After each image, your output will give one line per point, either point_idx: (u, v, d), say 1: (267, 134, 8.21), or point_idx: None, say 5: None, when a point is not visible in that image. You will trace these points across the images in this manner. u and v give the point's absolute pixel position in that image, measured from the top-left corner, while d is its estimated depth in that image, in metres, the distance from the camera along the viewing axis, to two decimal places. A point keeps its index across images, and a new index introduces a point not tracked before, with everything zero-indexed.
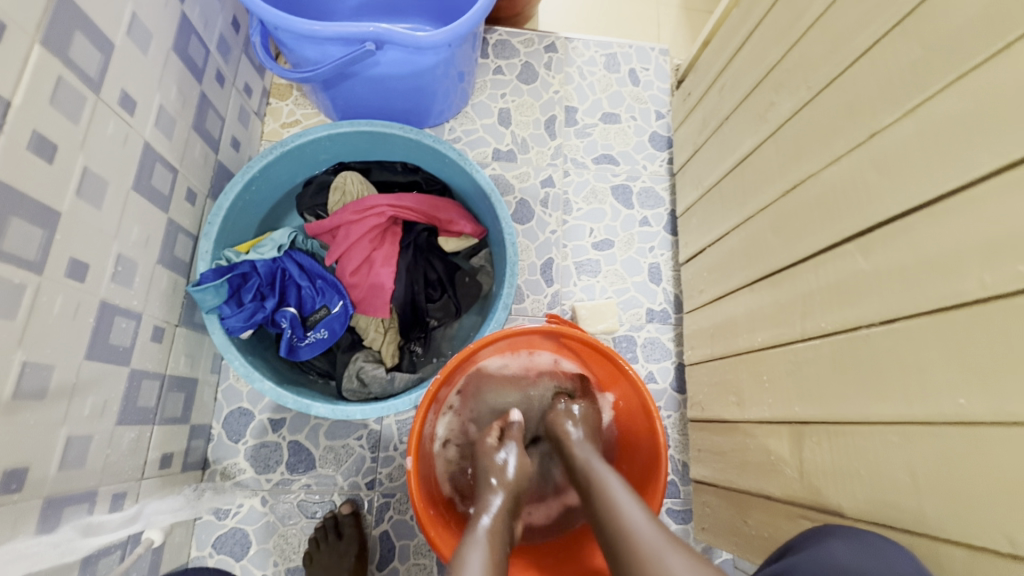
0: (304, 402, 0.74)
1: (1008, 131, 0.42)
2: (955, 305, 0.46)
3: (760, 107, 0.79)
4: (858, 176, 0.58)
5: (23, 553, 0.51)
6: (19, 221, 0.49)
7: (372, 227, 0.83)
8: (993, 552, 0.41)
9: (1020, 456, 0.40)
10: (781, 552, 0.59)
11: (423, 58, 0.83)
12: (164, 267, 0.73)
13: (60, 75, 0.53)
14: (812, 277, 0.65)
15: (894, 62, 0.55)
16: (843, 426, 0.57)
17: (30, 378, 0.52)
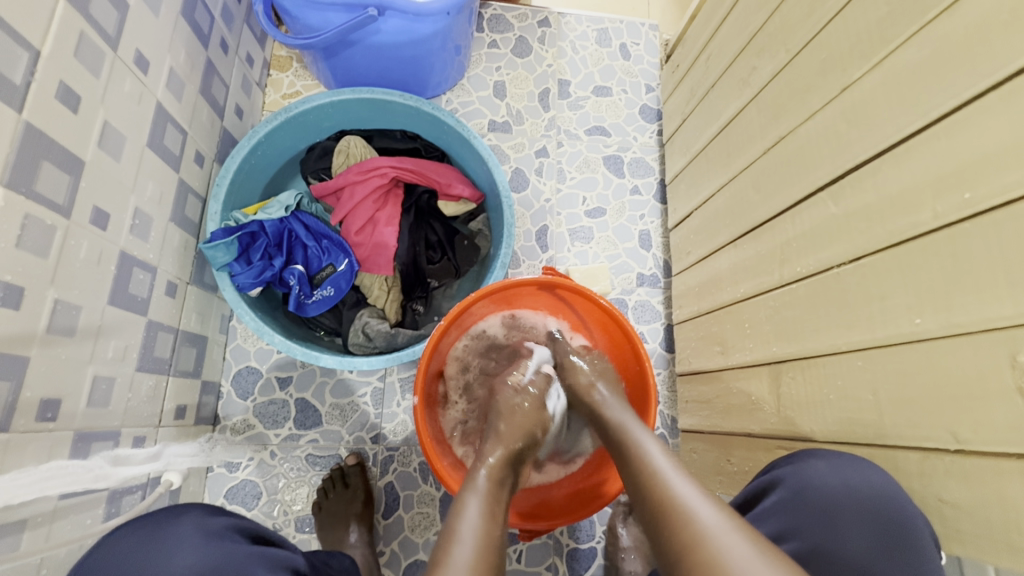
0: (313, 354, 0.78)
1: (961, 77, 0.47)
2: (916, 236, 0.51)
3: (743, 73, 0.84)
4: (831, 129, 0.63)
5: (57, 477, 0.55)
6: (49, 165, 0.52)
7: (375, 187, 0.88)
8: (942, 449, 0.48)
9: (972, 365, 0.45)
10: (767, 467, 0.63)
11: (422, 27, 0.86)
12: (176, 225, 0.75)
13: (83, 30, 0.55)
14: (789, 227, 0.69)
15: (863, 21, 0.59)
16: (816, 359, 0.62)
17: (61, 316, 0.55)
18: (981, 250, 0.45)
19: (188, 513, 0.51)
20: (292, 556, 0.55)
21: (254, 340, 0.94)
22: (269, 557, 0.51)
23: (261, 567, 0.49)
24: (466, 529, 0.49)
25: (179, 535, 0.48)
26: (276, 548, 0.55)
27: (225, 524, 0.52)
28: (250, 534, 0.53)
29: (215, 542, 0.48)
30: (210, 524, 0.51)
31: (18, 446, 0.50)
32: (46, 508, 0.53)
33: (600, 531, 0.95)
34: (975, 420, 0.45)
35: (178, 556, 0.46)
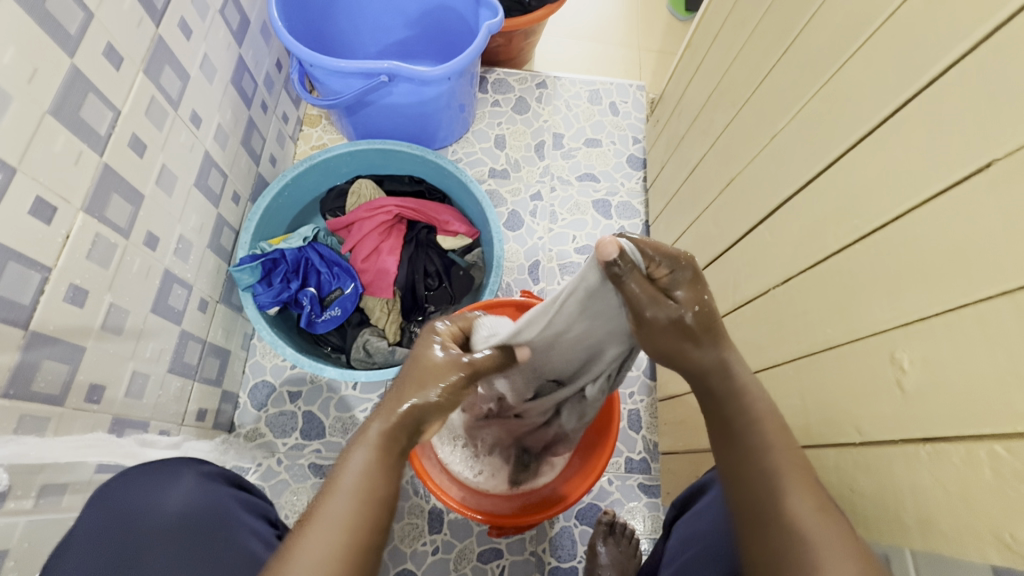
0: (318, 365, 0.88)
1: (847, 127, 0.57)
2: (822, 259, 0.59)
3: (704, 126, 0.95)
4: (764, 172, 0.73)
5: (96, 447, 0.65)
6: (117, 197, 0.66)
7: (380, 222, 1.02)
8: (849, 443, 0.54)
9: (864, 366, 0.52)
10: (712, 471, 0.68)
11: (428, 90, 1.02)
12: (212, 251, 0.89)
13: (153, 95, 0.71)
14: (739, 257, 0.78)
15: (782, 82, 0.71)
16: (759, 373, 0.69)
17: (114, 317, 0.67)
18: (868, 265, 0.52)
19: (189, 462, 0.61)
20: (264, 504, 0.66)
21: (271, 357, 1.05)
22: (246, 503, 0.62)
23: (240, 511, 0.60)
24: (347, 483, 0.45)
25: (179, 478, 0.58)
26: (252, 495, 0.66)
27: (213, 471, 0.62)
28: (233, 482, 0.64)
29: (206, 486, 0.59)
30: (203, 470, 0.61)
31: (69, 420, 0.61)
32: (83, 476, 0.63)
33: (582, 551, 0.98)
34: (871, 413, 0.51)
35: (177, 493, 0.57)
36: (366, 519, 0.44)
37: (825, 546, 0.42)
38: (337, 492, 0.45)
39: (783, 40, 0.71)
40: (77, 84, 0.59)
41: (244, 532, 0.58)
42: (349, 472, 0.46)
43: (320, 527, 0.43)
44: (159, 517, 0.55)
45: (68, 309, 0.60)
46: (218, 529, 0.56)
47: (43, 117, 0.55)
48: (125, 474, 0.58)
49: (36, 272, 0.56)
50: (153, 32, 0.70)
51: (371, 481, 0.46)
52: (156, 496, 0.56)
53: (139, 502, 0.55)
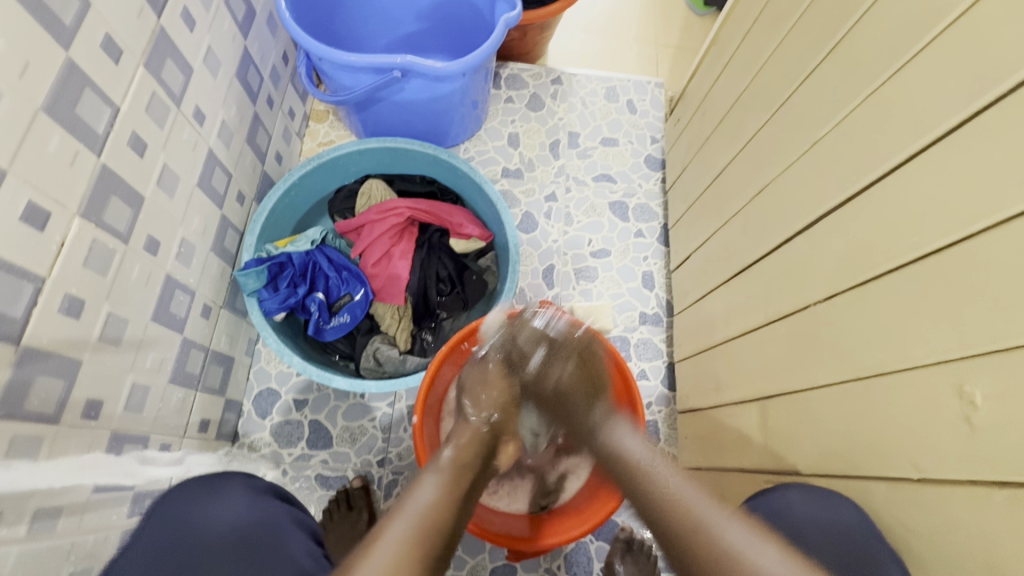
0: (326, 375, 0.84)
1: (905, 135, 0.53)
2: (875, 276, 0.55)
3: (732, 127, 0.91)
4: (804, 179, 0.69)
5: (93, 468, 0.62)
6: (116, 199, 0.62)
7: (391, 225, 0.97)
8: (905, 478, 0.50)
9: (924, 395, 0.48)
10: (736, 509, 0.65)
11: (441, 86, 0.97)
12: (215, 255, 0.85)
13: (154, 90, 0.67)
14: (773, 269, 0.74)
15: (826, 84, 0.66)
16: (797, 394, 0.65)
17: (112, 327, 0.63)
18: (932, 287, 0.48)
19: (234, 477, 0.63)
20: (309, 518, 0.68)
21: (276, 363, 1.01)
22: (295, 517, 0.64)
23: (290, 525, 0.62)
24: (411, 507, 0.52)
25: (231, 490, 0.61)
26: (299, 510, 0.67)
27: (266, 486, 0.64)
28: (280, 497, 0.66)
29: (259, 501, 0.61)
30: (253, 484, 0.63)
31: (64, 439, 0.58)
32: (80, 498, 0.59)
33: (597, 568, 0.95)
34: (932, 448, 0.47)
35: (233, 504, 0.59)
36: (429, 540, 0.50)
37: (755, 548, 0.49)
38: (401, 514, 0.51)
39: (827, 39, 0.67)
40: (72, 79, 0.54)
41: (294, 545, 0.60)
42: (413, 500, 0.53)
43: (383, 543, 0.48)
44: (219, 531, 0.57)
45: (64, 321, 0.56)
46: (272, 541, 0.58)
47: (36, 115, 0.51)
48: (170, 496, 0.60)
49: (28, 283, 0.52)
50: (154, 23, 0.65)
51: (436, 507, 0.53)
52: (209, 513, 0.58)
53: (192, 519, 0.57)
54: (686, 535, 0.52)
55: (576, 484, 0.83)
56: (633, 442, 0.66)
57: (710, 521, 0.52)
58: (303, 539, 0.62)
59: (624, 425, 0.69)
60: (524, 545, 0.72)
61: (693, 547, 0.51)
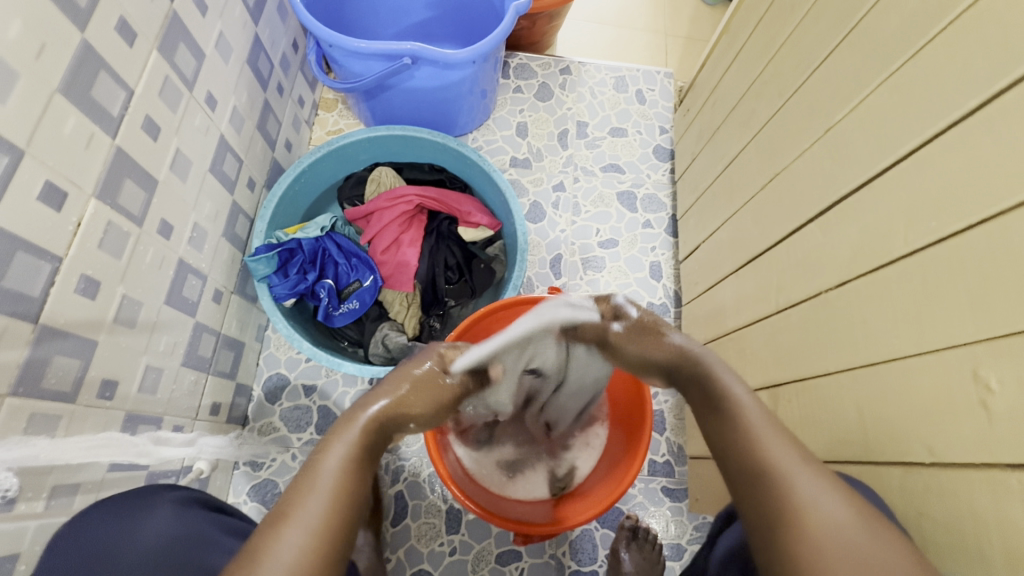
0: (335, 360, 0.84)
1: (920, 121, 0.53)
2: (888, 263, 0.55)
3: (744, 116, 0.90)
4: (817, 165, 0.68)
5: (108, 447, 0.63)
6: (130, 183, 0.63)
7: (401, 213, 0.98)
8: (918, 463, 0.50)
9: (937, 380, 0.48)
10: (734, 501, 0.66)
11: (451, 74, 0.97)
12: (227, 240, 0.86)
13: (167, 74, 0.67)
14: (785, 258, 0.74)
15: (841, 71, 0.66)
16: (808, 381, 0.66)
17: (126, 309, 0.64)
18: (947, 272, 0.48)
19: (159, 492, 0.58)
20: (241, 527, 0.62)
21: (286, 349, 1.02)
22: (225, 529, 0.58)
23: (219, 537, 0.56)
24: (325, 476, 0.47)
25: (152, 508, 0.55)
26: (232, 523, 0.62)
27: (183, 496, 0.59)
28: (201, 507, 0.60)
29: (183, 513, 0.55)
30: (175, 498, 0.58)
31: (81, 417, 0.58)
32: (95, 475, 0.60)
33: (603, 555, 0.96)
34: (946, 432, 0.47)
35: (150, 521, 0.53)
36: (339, 511, 0.45)
37: (824, 497, 0.43)
38: (314, 491, 0.45)
39: (843, 25, 0.66)
40: (88, 61, 0.55)
41: (223, 555, 0.53)
42: (314, 471, 0.48)
43: (293, 529, 0.42)
44: (136, 548, 0.50)
45: (79, 302, 0.57)
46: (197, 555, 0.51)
47: (52, 96, 0.52)
48: (87, 513, 0.53)
49: (45, 263, 0.52)
50: (167, 7, 0.65)
51: (344, 473, 0.48)
52: (130, 526, 0.52)
53: (111, 535, 0.51)
54: (767, 478, 0.46)
55: (589, 468, 0.84)
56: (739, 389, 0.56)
57: (794, 470, 0.45)
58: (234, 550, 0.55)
59: (730, 368, 0.59)
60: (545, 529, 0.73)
61: (768, 492, 0.45)
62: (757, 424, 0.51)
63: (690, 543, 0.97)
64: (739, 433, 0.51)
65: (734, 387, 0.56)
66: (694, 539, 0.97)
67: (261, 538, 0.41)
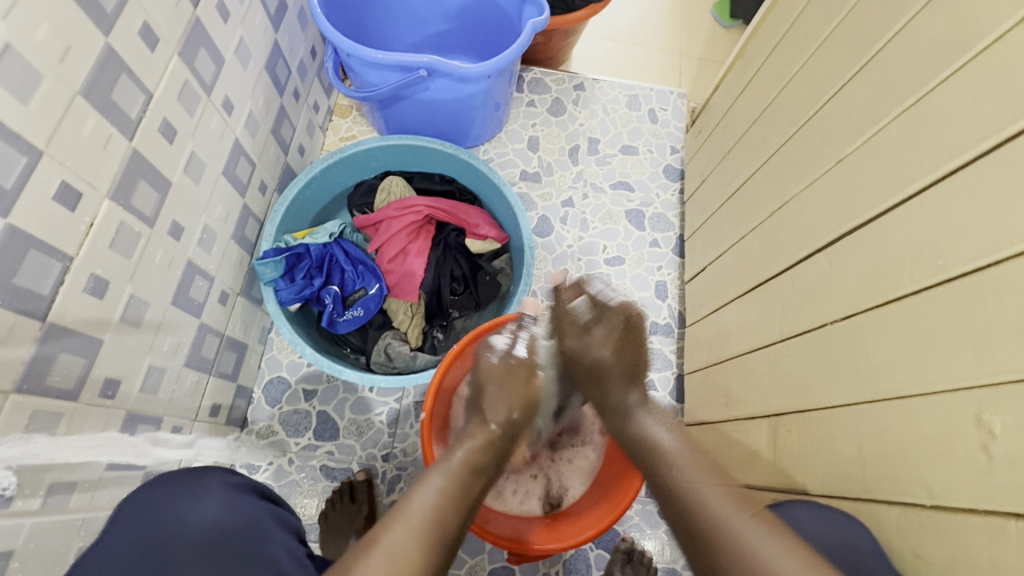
0: (337, 367, 0.84)
1: (930, 159, 0.53)
2: (895, 298, 0.55)
3: (756, 142, 0.91)
4: (827, 196, 0.68)
5: (106, 447, 0.63)
6: (144, 184, 0.63)
7: (410, 223, 0.98)
8: (917, 504, 0.49)
9: (940, 421, 0.48)
10: None
11: (466, 87, 0.98)
12: (235, 242, 0.86)
13: (186, 79, 0.68)
14: (790, 286, 0.74)
15: (854, 104, 0.66)
16: (809, 413, 0.65)
17: (133, 309, 0.64)
18: (957, 312, 0.47)
19: (213, 471, 0.60)
20: (291, 516, 0.64)
21: (288, 353, 1.02)
22: (275, 517, 0.60)
23: (271, 524, 0.58)
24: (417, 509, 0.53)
25: (206, 488, 0.56)
26: (280, 509, 0.63)
27: (241, 482, 0.60)
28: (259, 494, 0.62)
29: (239, 499, 0.57)
30: (228, 482, 0.59)
31: (81, 416, 0.59)
32: (92, 474, 0.61)
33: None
34: (946, 474, 0.47)
35: (207, 503, 0.55)
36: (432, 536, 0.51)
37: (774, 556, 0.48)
38: (400, 519, 0.51)
39: (858, 57, 0.66)
40: (110, 64, 0.56)
41: (276, 546, 0.55)
42: (413, 509, 0.52)
43: (380, 551, 0.48)
44: (193, 529, 0.52)
45: (88, 301, 0.57)
46: (250, 541, 0.54)
47: (74, 98, 0.52)
48: (132, 498, 0.55)
49: (56, 262, 0.53)
50: (190, 13, 0.66)
51: (432, 513, 0.53)
52: (186, 507, 0.54)
53: (165, 518, 0.52)
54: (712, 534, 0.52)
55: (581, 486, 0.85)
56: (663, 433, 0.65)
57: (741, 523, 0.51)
58: (283, 540, 0.57)
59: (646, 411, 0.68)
60: (539, 546, 0.73)
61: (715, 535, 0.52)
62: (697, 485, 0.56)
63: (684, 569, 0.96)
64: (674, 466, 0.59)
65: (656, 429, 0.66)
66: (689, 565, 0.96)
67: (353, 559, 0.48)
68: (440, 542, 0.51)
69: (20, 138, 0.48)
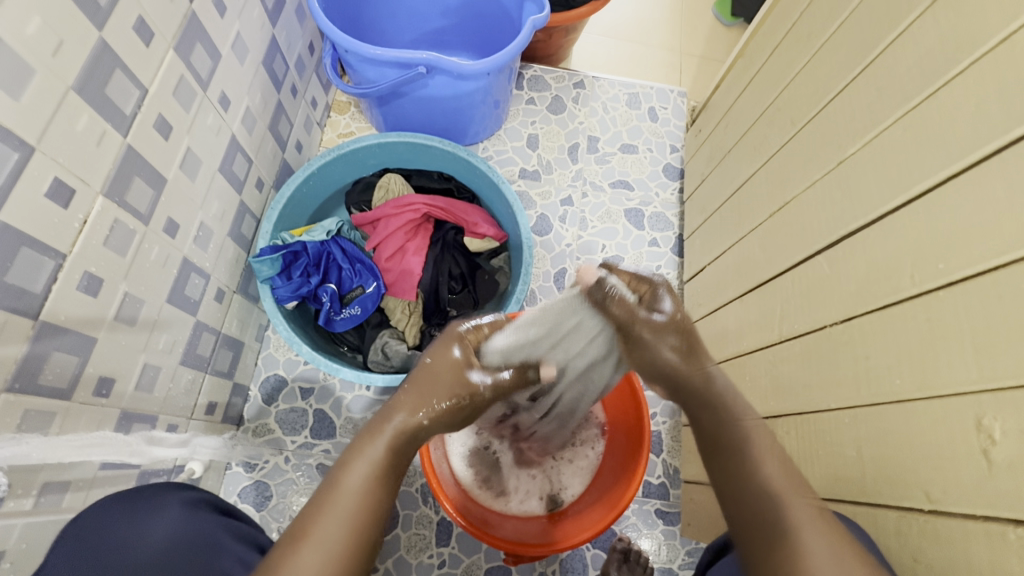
0: (334, 366, 0.84)
1: (932, 163, 0.53)
2: (894, 302, 0.54)
3: (756, 141, 0.90)
4: (827, 198, 0.68)
5: (102, 447, 0.62)
6: (139, 180, 0.63)
7: (408, 221, 0.98)
8: (916, 508, 0.49)
9: (938, 425, 0.48)
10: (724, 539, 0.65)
11: (465, 84, 0.97)
12: (232, 240, 0.86)
13: (182, 74, 0.67)
14: (790, 287, 0.73)
15: (856, 105, 0.65)
16: (808, 415, 0.65)
17: (127, 307, 0.64)
18: (958, 316, 0.47)
19: (170, 490, 0.59)
20: (250, 531, 0.63)
21: (284, 350, 1.02)
22: (231, 531, 0.59)
23: (225, 539, 0.57)
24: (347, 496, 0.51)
25: (162, 509, 0.55)
26: (238, 522, 0.63)
27: (195, 497, 0.60)
28: (217, 508, 0.61)
29: (191, 515, 0.56)
30: (184, 497, 0.58)
31: (75, 415, 0.58)
32: (85, 474, 0.60)
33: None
34: (943, 479, 0.47)
35: (158, 523, 0.54)
36: (358, 535, 0.50)
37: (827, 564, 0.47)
38: (329, 511, 0.50)
39: (860, 58, 0.66)
40: (104, 59, 0.55)
41: (226, 564, 0.55)
42: (341, 493, 0.51)
43: (310, 547, 0.47)
44: (142, 550, 0.51)
45: (81, 299, 0.56)
46: (197, 561, 0.53)
47: (67, 93, 0.52)
48: (82, 519, 0.53)
49: (49, 260, 0.52)
50: (186, 8, 0.65)
51: (364, 498, 0.51)
52: (136, 529, 0.53)
53: (113, 541, 0.51)
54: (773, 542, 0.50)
55: (580, 487, 0.85)
56: (760, 437, 0.59)
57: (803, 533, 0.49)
58: (236, 557, 0.56)
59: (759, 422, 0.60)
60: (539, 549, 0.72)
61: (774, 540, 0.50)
62: (779, 482, 0.53)
63: (681, 569, 0.96)
64: (752, 479, 0.55)
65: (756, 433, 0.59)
66: (686, 564, 0.96)
67: (284, 554, 0.47)
68: (375, 519, 0.51)
69: (12, 134, 0.47)
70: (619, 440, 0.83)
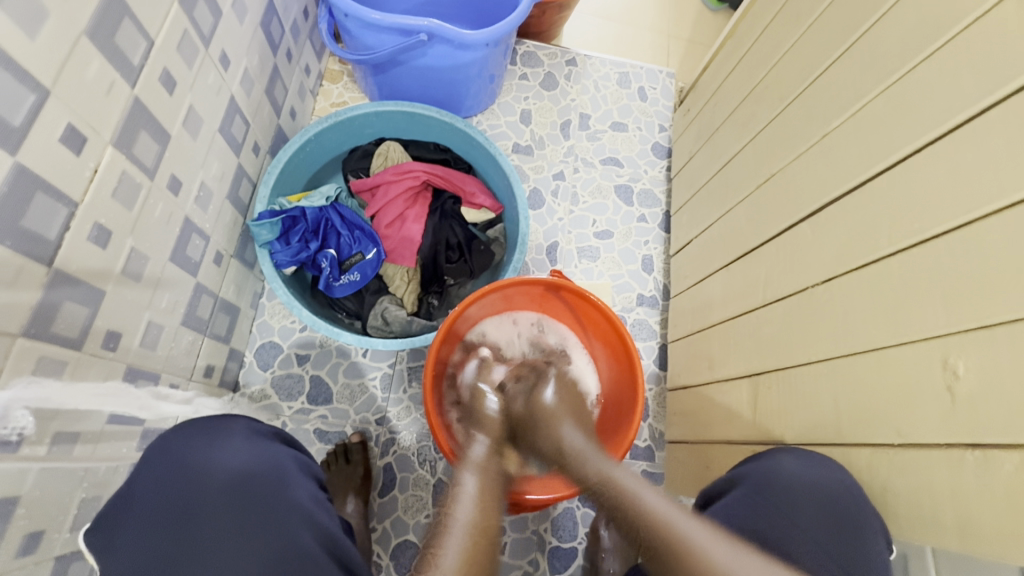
0: (335, 330, 0.84)
1: (911, 132, 0.57)
2: (874, 260, 0.59)
3: (744, 118, 0.94)
4: (812, 168, 0.72)
5: (114, 397, 0.64)
6: (145, 135, 0.62)
7: (407, 188, 0.99)
8: (889, 445, 0.55)
9: (911, 369, 0.52)
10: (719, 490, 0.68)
11: (463, 54, 0.97)
12: (230, 203, 0.85)
13: (186, 29, 0.66)
14: (774, 254, 0.78)
15: (842, 80, 0.70)
16: (789, 370, 0.70)
17: (134, 263, 0.64)
18: (931, 269, 0.52)
19: (238, 419, 0.62)
20: (314, 463, 0.66)
21: (280, 318, 1.02)
22: (299, 463, 0.62)
23: (296, 469, 0.60)
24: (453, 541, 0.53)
25: (231, 435, 0.59)
26: (300, 453, 0.66)
27: (266, 430, 0.63)
28: (283, 441, 0.64)
29: (257, 443, 0.59)
30: (254, 428, 0.62)
31: (86, 366, 0.59)
32: (96, 425, 0.61)
33: (582, 532, 1.00)
34: (914, 416, 0.52)
35: (230, 451, 0.57)
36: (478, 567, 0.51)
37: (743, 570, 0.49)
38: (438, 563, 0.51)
39: (847, 36, 0.70)
40: (113, 7, 0.54)
41: (302, 491, 0.58)
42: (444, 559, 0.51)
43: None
44: (217, 474, 0.55)
45: (91, 249, 0.56)
46: (275, 487, 0.56)
47: (79, 39, 0.51)
48: (166, 438, 0.58)
49: (63, 206, 0.52)
50: None
51: (472, 538, 0.54)
52: (213, 453, 0.56)
53: (195, 462, 0.55)
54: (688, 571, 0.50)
55: None
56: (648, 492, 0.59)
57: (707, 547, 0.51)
58: (309, 485, 0.60)
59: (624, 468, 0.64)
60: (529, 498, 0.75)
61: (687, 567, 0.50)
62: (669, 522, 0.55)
63: None
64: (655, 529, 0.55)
65: (630, 481, 0.62)
66: None
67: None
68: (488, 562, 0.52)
69: (29, 75, 0.47)
70: (611, 419, 0.89)
